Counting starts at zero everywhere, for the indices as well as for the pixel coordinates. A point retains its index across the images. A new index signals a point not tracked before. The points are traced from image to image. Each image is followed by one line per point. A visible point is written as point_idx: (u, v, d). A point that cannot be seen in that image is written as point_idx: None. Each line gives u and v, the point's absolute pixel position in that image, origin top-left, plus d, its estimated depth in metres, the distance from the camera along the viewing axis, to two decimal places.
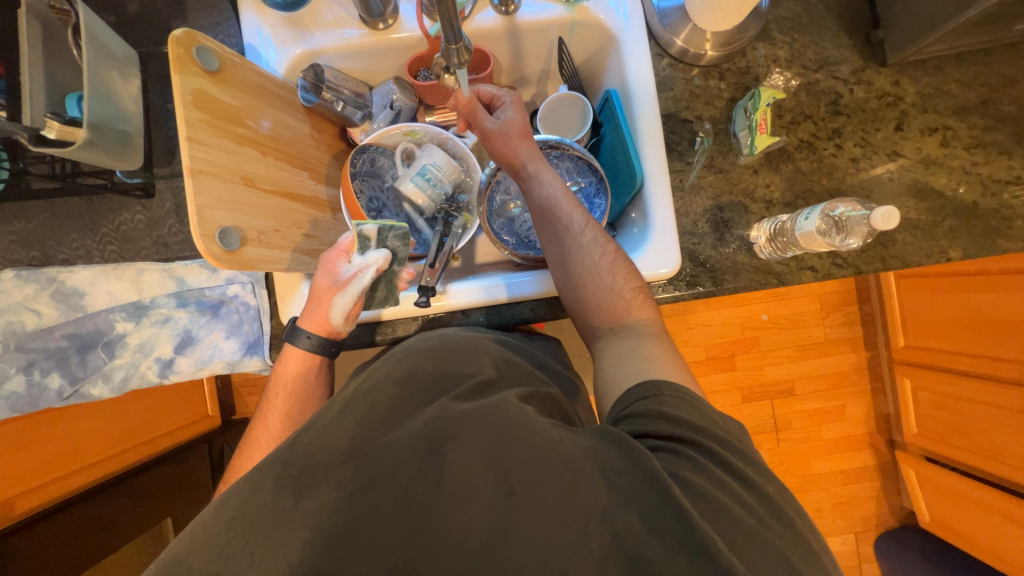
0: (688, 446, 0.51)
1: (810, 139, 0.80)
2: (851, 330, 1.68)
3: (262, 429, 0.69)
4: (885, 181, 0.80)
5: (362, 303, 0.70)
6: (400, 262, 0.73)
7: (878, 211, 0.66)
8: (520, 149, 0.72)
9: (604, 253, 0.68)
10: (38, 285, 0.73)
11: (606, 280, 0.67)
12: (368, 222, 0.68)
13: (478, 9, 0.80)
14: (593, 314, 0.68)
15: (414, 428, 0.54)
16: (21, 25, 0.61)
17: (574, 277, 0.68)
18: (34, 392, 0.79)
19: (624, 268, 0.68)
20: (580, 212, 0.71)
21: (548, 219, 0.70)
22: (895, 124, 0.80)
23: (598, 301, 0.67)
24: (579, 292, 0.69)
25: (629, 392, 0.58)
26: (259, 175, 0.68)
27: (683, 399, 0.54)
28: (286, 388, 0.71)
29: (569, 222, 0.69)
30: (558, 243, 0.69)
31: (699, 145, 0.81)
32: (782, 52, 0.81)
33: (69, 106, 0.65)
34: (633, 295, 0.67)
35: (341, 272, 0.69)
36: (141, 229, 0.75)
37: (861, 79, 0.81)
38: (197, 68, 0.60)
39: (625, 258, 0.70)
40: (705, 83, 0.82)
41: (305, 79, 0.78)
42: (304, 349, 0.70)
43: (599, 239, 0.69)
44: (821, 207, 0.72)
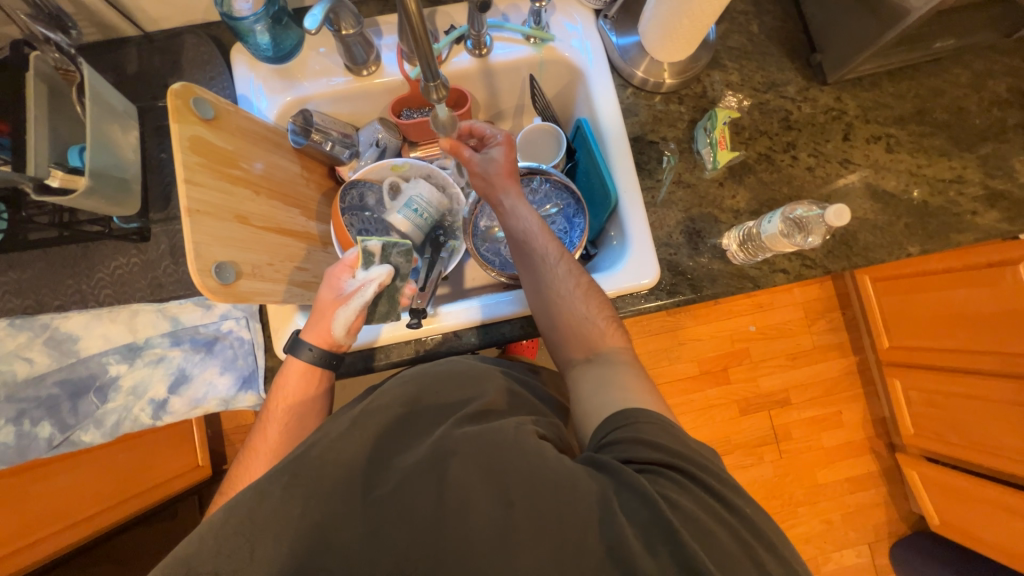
0: (671, 469, 0.52)
1: (768, 152, 0.87)
2: (837, 335, 1.72)
3: (261, 443, 0.69)
4: (841, 186, 0.86)
5: (364, 317, 0.72)
6: (403, 278, 0.75)
7: (830, 209, 0.71)
8: (500, 185, 0.77)
9: (577, 283, 0.71)
10: (31, 333, 0.74)
11: (579, 309, 0.70)
12: (373, 239, 0.72)
13: (454, 53, 0.87)
14: (567, 343, 0.70)
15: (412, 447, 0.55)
16: (28, 86, 0.65)
17: (548, 306, 0.71)
18: (23, 442, 0.78)
19: (598, 300, 0.71)
20: (555, 245, 0.74)
21: (524, 251, 0.74)
22: (843, 135, 0.87)
23: (571, 328, 0.69)
24: (553, 319, 0.71)
25: (608, 420, 0.58)
26: (251, 213, 0.72)
27: (658, 424, 0.55)
28: (286, 400, 0.71)
29: (545, 253, 0.73)
30: (533, 273, 0.73)
31: (667, 162, 0.86)
32: (734, 77, 0.89)
33: (71, 156, 0.68)
34: (605, 324, 0.69)
35: (345, 287, 0.71)
36: (137, 272, 0.77)
37: (807, 97, 0.88)
38: (194, 117, 0.65)
39: (597, 290, 0.72)
40: (666, 108, 0.88)
41: (295, 123, 0.81)
42: (305, 361, 0.71)
43: (574, 269, 0.73)
44: (781, 210, 0.77)
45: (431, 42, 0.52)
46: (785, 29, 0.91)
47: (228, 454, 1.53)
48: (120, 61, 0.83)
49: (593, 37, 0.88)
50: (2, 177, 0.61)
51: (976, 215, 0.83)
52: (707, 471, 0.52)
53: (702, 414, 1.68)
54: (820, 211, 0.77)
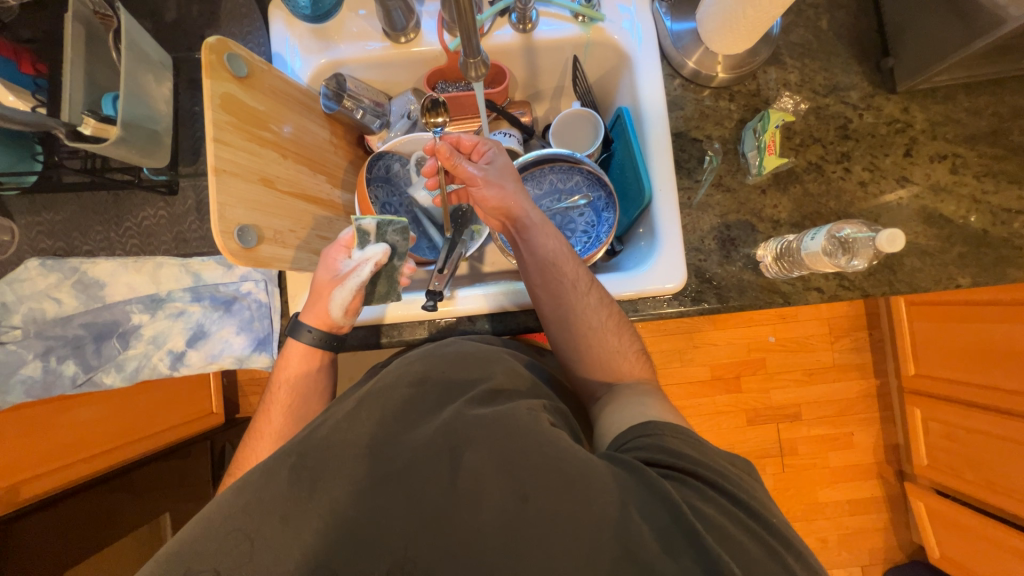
0: (695, 479, 0.52)
1: (819, 162, 0.81)
2: (860, 356, 1.66)
3: (265, 423, 0.72)
4: (894, 206, 0.80)
5: (361, 298, 0.71)
6: (401, 257, 0.74)
7: (883, 234, 0.66)
8: (524, 202, 0.73)
9: (609, 314, 0.72)
10: (61, 274, 0.77)
11: (610, 341, 0.71)
12: (367, 217, 0.70)
13: (496, 26, 0.82)
14: (594, 371, 0.71)
15: (427, 430, 0.55)
16: (64, 26, 0.63)
17: (574, 336, 0.71)
18: (49, 378, 0.80)
19: (624, 330, 0.72)
20: (584, 270, 0.73)
21: (552, 275, 0.72)
22: (904, 151, 0.81)
23: (601, 360, 0.71)
24: (582, 352, 0.72)
25: (629, 429, 0.59)
26: (277, 176, 0.71)
27: (684, 438, 0.56)
28: (288, 381, 0.73)
29: (575, 280, 0.72)
30: (562, 299, 0.71)
31: (708, 163, 0.81)
32: (793, 76, 0.82)
33: (104, 104, 0.68)
34: (634, 357, 0.72)
35: (340, 267, 0.71)
36: (163, 225, 0.78)
37: (870, 105, 0.82)
38: (226, 73, 0.64)
39: (625, 320, 0.74)
40: (715, 104, 0.83)
41: (327, 87, 0.81)
42: (305, 343, 0.73)
43: (603, 300, 0.72)
44: (827, 227, 0.72)
45: (475, 13, 0.49)
46: (856, 27, 0.83)
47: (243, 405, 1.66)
48: (159, 7, 0.81)
49: (645, 19, 0.82)
50: (36, 121, 0.61)
51: None
52: (724, 487, 0.51)
53: (708, 420, 1.66)
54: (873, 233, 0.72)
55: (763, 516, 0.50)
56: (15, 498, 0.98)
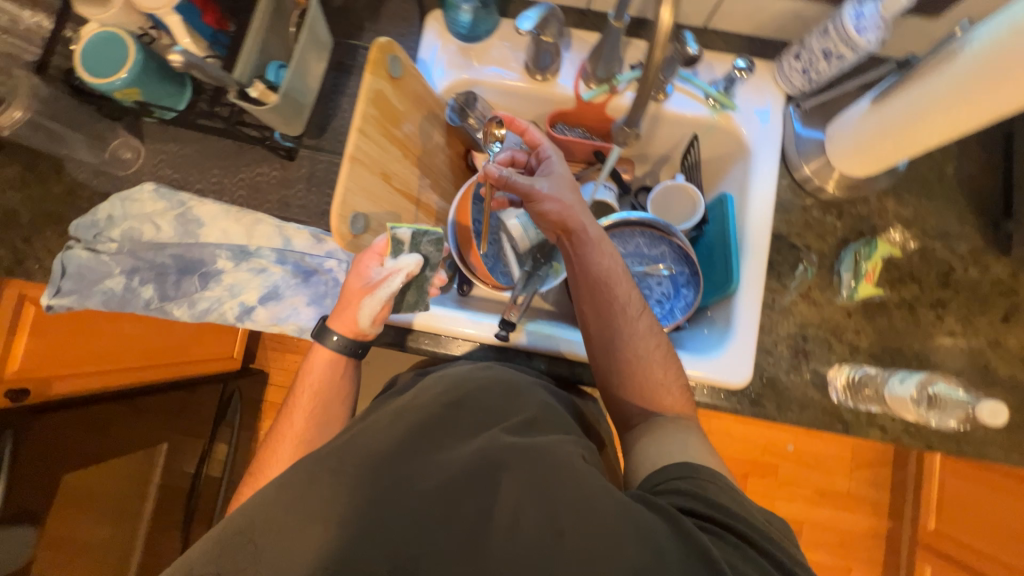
0: (733, 535, 0.51)
1: (912, 301, 0.80)
2: (876, 493, 1.59)
3: (286, 426, 0.71)
4: (979, 367, 0.78)
5: (390, 309, 0.70)
6: (432, 268, 0.74)
7: (987, 405, 0.66)
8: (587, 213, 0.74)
9: (655, 343, 0.70)
10: (168, 205, 0.82)
11: (655, 370, 0.68)
12: (403, 226, 0.69)
13: (630, 87, 0.84)
14: (633, 399, 0.69)
15: (462, 451, 0.55)
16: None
17: (616, 363, 0.69)
18: (126, 295, 0.81)
19: (670, 362, 0.70)
20: (635, 294, 0.72)
21: (601, 292, 0.70)
22: (1003, 314, 0.79)
23: (643, 389, 0.68)
24: (624, 377, 0.69)
25: (666, 469, 0.59)
26: (395, 173, 0.74)
27: (721, 486, 0.56)
28: (314, 384, 0.73)
29: (626, 303, 0.70)
30: (608, 319, 0.70)
31: (801, 271, 0.81)
32: (905, 211, 0.82)
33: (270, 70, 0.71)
34: (677, 390, 0.69)
35: (372, 275, 0.69)
36: (273, 185, 0.82)
37: (977, 261, 0.80)
38: (384, 72, 0.68)
39: (672, 352, 0.71)
40: (821, 216, 0.83)
41: (456, 101, 0.84)
42: (332, 349, 0.73)
43: (650, 327, 0.70)
44: (919, 376, 0.72)
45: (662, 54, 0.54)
46: (982, 182, 0.82)
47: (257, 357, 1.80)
48: None
49: (776, 119, 0.83)
50: (217, 76, 0.67)
51: None
52: None
53: None
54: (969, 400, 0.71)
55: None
56: (49, 392, 1.06)
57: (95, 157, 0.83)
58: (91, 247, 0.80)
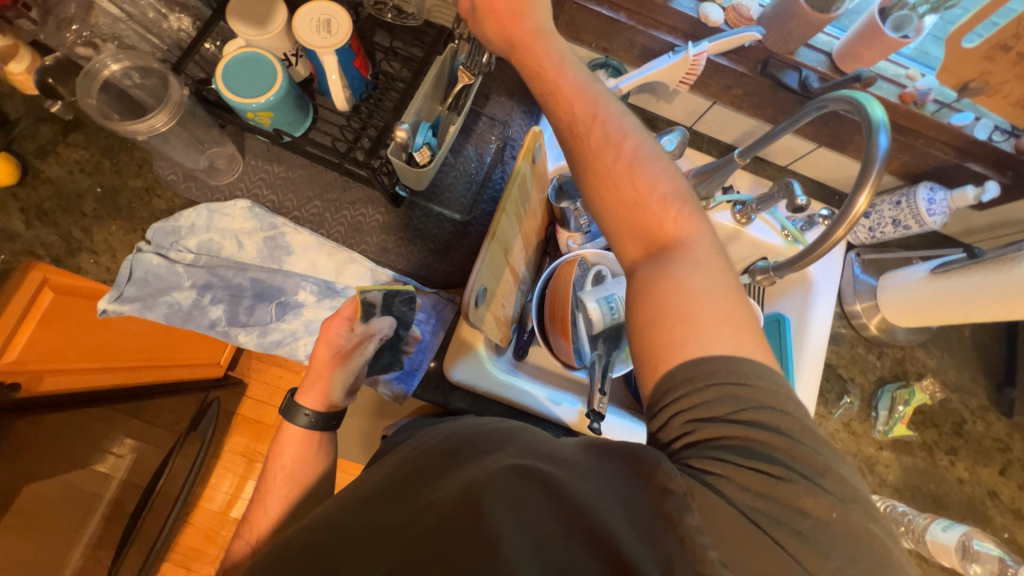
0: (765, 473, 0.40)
1: (931, 445, 0.90)
2: None
3: (261, 511, 0.67)
4: (979, 512, 0.88)
5: (362, 374, 0.73)
6: (405, 328, 0.75)
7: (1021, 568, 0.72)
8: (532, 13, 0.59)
9: (659, 165, 0.53)
10: (259, 225, 0.79)
11: (662, 200, 0.51)
12: (374, 289, 0.71)
13: (718, 207, 0.91)
14: (636, 240, 0.52)
15: (452, 487, 0.46)
16: (436, 68, 0.72)
17: (609, 194, 0.53)
18: (193, 312, 0.76)
19: (677, 186, 0.53)
20: (619, 112, 0.56)
21: (585, 118, 0.55)
22: (1001, 468, 0.90)
23: (651, 225, 0.51)
24: (623, 213, 0.52)
25: (704, 389, 0.43)
26: (511, 247, 0.78)
27: (767, 408, 0.42)
28: (285, 469, 0.69)
29: (608, 123, 0.55)
30: (597, 144, 0.54)
31: (845, 402, 0.90)
32: (931, 362, 0.93)
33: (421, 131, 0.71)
34: (692, 217, 0.51)
35: (341, 340, 0.70)
36: (375, 228, 0.82)
37: (984, 416, 0.92)
38: (526, 159, 0.73)
39: (682, 178, 0.54)
40: (864, 353, 0.93)
41: (559, 181, 0.90)
42: (302, 426, 0.70)
43: (637, 170, 0.52)
44: (963, 529, 0.80)
45: (830, 248, 0.61)
46: (991, 348, 0.95)
47: (242, 364, 1.62)
48: None
49: (838, 261, 0.93)
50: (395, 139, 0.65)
51: None
52: None
53: None
54: (1005, 556, 0.77)
55: (848, 506, 0.40)
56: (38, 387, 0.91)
57: (193, 162, 0.79)
58: (162, 253, 0.75)
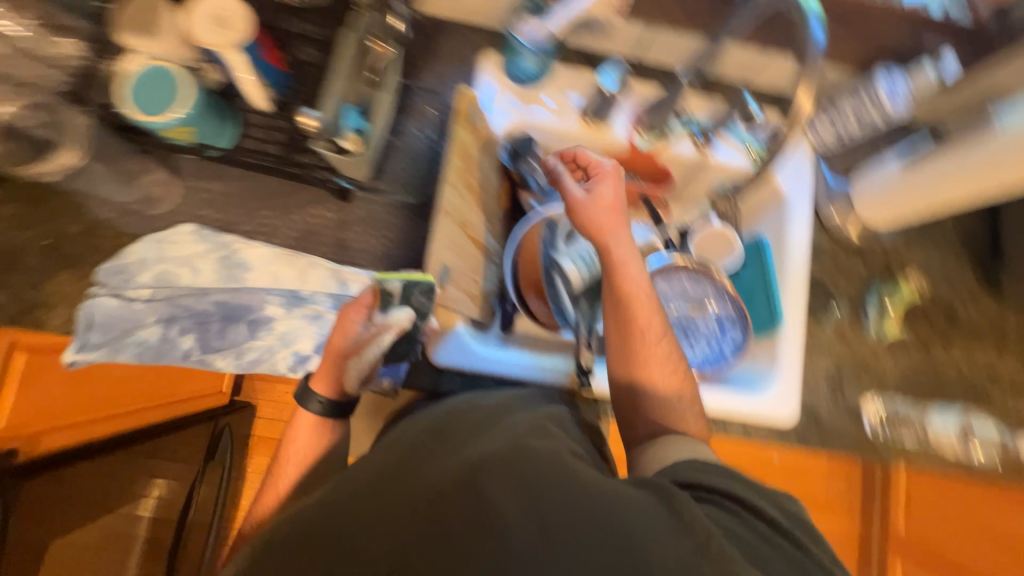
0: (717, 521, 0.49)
1: (926, 338, 0.90)
2: None
3: (273, 492, 0.69)
4: (978, 393, 0.89)
5: (377, 364, 0.71)
6: (425, 318, 0.74)
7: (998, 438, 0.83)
8: (607, 225, 0.67)
9: (672, 371, 0.66)
10: (211, 247, 0.77)
11: (662, 389, 0.66)
12: (394, 278, 0.71)
13: (678, 138, 0.87)
14: (637, 412, 0.67)
15: (448, 466, 0.48)
16: (347, 44, 0.67)
17: (633, 368, 0.66)
18: (164, 346, 0.74)
19: (679, 377, 0.67)
20: (659, 318, 0.66)
21: (619, 303, 0.65)
22: (996, 347, 0.90)
23: (653, 403, 0.66)
24: (635, 394, 0.67)
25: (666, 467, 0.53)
26: (471, 221, 0.81)
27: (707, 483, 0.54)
28: (297, 455, 0.71)
29: (644, 326, 0.65)
30: (624, 333, 0.65)
31: (835, 312, 0.89)
32: (917, 256, 0.92)
33: (347, 115, 0.67)
34: (693, 419, 0.67)
35: (358, 330, 0.69)
36: (328, 227, 0.80)
37: (975, 300, 0.91)
38: (462, 122, 0.77)
39: (690, 377, 0.69)
40: (848, 260, 0.91)
41: (510, 143, 0.86)
42: (314, 412, 0.71)
43: (666, 344, 0.66)
44: (959, 414, 0.87)
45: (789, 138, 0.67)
46: (978, 230, 0.93)
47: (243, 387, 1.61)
48: None
49: (807, 170, 0.90)
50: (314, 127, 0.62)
51: None
52: None
53: None
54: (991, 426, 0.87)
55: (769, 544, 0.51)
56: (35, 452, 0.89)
57: (128, 195, 0.77)
58: (117, 292, 0.73)
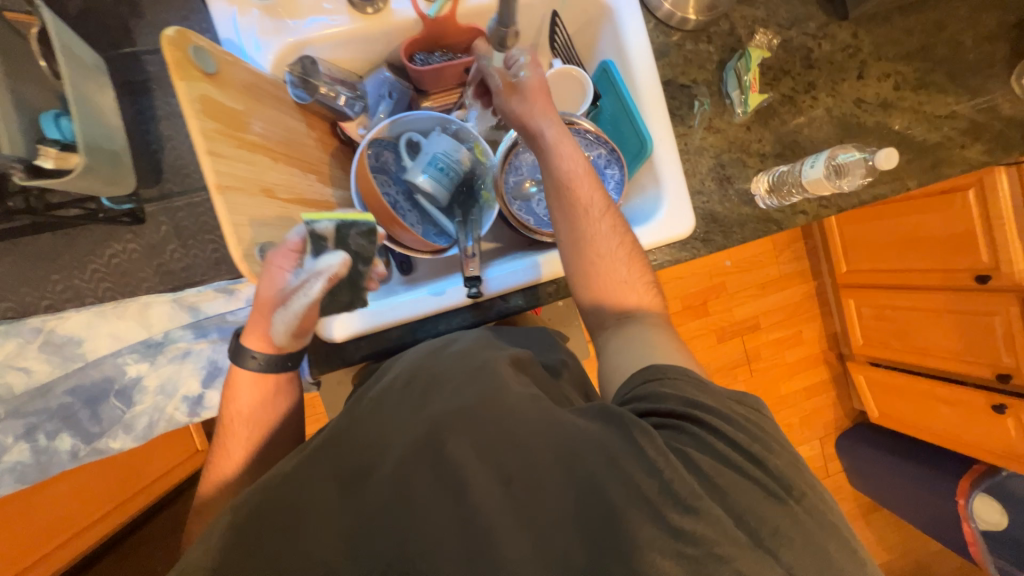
0: (688, 426, 0.52)
1: (791, 94, 0.87)
2: (802, 264, 1.86)
3: (228, 461, 0.64)
4: (853, 127, 0.89)
5: (313, 314, 0.63)
6: (366, 262, 0.63)
7: (882, 153, 0.76)
8: (539, 112, 0.70)
9: (620, 244, 0.69)
10: (22, 339, 0.63)
11: (619, 271, 0.68)
12: (324, 219, 0.58)
13: None
14: (602, 300, 0.69)
15: (415, 431, 0.52)
16: None
17: (586, 258, 0.68)
18: (43, 458, 0.68)
19: (635, 261, 0.70)
20: (599, 196, 0.69)
21: (564, 195, 0.69)
22: (857, 73, 0.89)
23: (611, 289, 0.68)
24: (591, 280, 0.69)
25: (636, 376, 0.59)
26: (276, 184, 0.64)
27: (684, 384, 0.56)
28: (244, 418, 0.66)
29: (587, 204, 0.68)
30: (571, 221, 0.68)
31: (699, 107, 0.85)
32: (760, 12, 0.87)
33: (46, 126, 0.57)
34: (646, 289, 0.69)
35: (287, 281, 0.59)
36: (138, 259, 0.68)
37: (826, 34, 0.88)
38: (196, 72, 0.54)
39: (637, 250, 0.70)
40: (695, 47, 0.85)
41: (293, 74, 0.72)
42: (253, 369, 0.65)
43: (614, 227, 0.69)
44: (825, 154, 0.80)
45: None
46: None
47: None
48: None
49: None
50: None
51: (965, 148, 0.90)
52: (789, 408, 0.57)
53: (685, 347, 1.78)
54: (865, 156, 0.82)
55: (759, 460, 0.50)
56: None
57: None
58: None
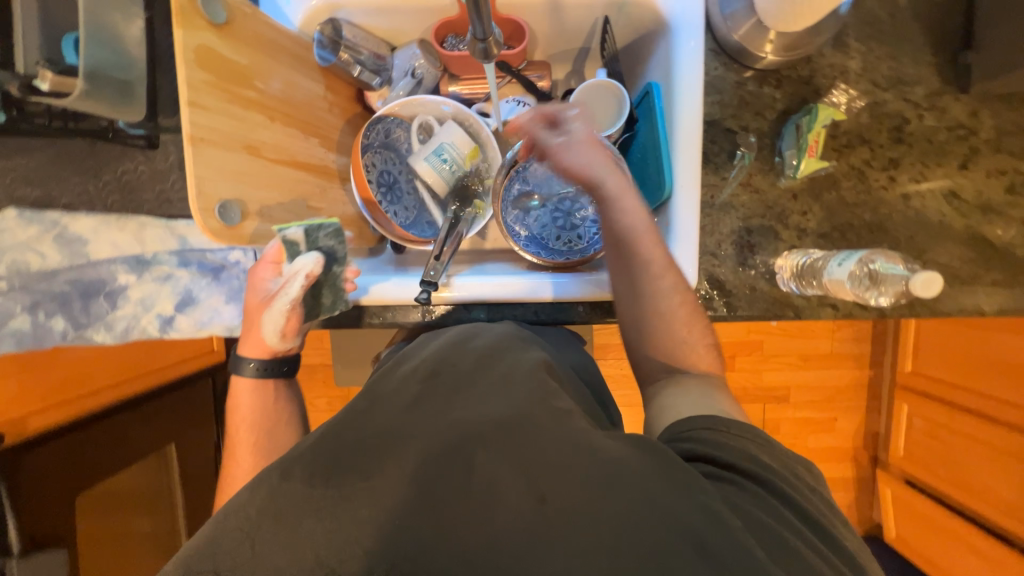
0: (751, 484, 0.43)
1: (862, 167, 0.73)
2: (859, 346, 1.58)
3: (235, 464, 0.69)
4: (932, 225, 0.73)
5: (299, 316, 0.69)
6: (340, 263, 0.70)
7: (918, 276, 0.63)
8: (598, 162, 0.63)
9: (681, 302, 0.60)
10: (42, 227, 0.72)
11: (679, 331, 0.59)
12: (292, 227, 0.65)
13: None
14: (654, 355, 0.59)
15: (439, 422, 0.46)
16: None
17: (643, 317, 0.60)
18: (40, 332, 0.77)
19: (696, 320, 0.60)
20: (660, 251, 0.61)
21: (620, 250, 0.61)
22: (960, 160, 0.73)
23: (665, 352, 0.59)
24: (646, 337, 0.60)
25: (688, 419, 0.50)
26: (265, 143, 0.65)
27: (751, 438, 0.47)
28: (246, 419, 0.72)
29: (647, 260, 0.60)
30: (628, 278, 0.61)
31: (739, 159, 0.73)
32: (853, 63, 0.73)
33: (65, 49, 0.65)
34: (706, 353, 0.59)
35: (271, 285, 0.68)
36: (144, 180, 0.73)
37: (934, 105, 0.72)
38: (202, 21, 0.55)
39: (700, 311, 0.61)
40: (758, 90, 0.74)
41: (323, 33, 0.71)
42: (252, 376, 0.74)
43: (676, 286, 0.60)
44: (859, 254, 0.67)
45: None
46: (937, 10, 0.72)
47: None
48: None
49: None
50: None
51: None
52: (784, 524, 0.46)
53: None
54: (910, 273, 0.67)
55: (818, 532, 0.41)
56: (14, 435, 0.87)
57: None
58: None
